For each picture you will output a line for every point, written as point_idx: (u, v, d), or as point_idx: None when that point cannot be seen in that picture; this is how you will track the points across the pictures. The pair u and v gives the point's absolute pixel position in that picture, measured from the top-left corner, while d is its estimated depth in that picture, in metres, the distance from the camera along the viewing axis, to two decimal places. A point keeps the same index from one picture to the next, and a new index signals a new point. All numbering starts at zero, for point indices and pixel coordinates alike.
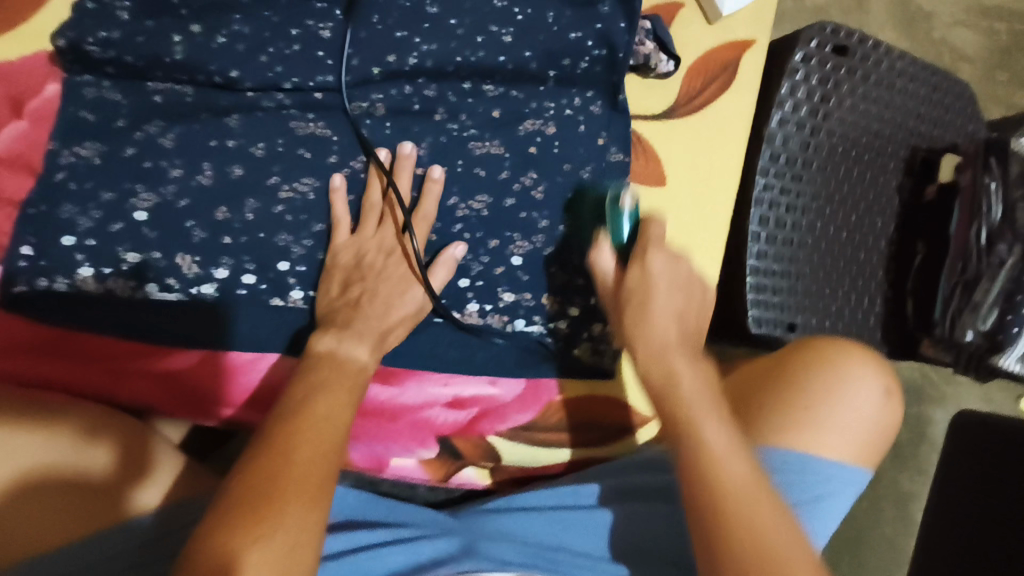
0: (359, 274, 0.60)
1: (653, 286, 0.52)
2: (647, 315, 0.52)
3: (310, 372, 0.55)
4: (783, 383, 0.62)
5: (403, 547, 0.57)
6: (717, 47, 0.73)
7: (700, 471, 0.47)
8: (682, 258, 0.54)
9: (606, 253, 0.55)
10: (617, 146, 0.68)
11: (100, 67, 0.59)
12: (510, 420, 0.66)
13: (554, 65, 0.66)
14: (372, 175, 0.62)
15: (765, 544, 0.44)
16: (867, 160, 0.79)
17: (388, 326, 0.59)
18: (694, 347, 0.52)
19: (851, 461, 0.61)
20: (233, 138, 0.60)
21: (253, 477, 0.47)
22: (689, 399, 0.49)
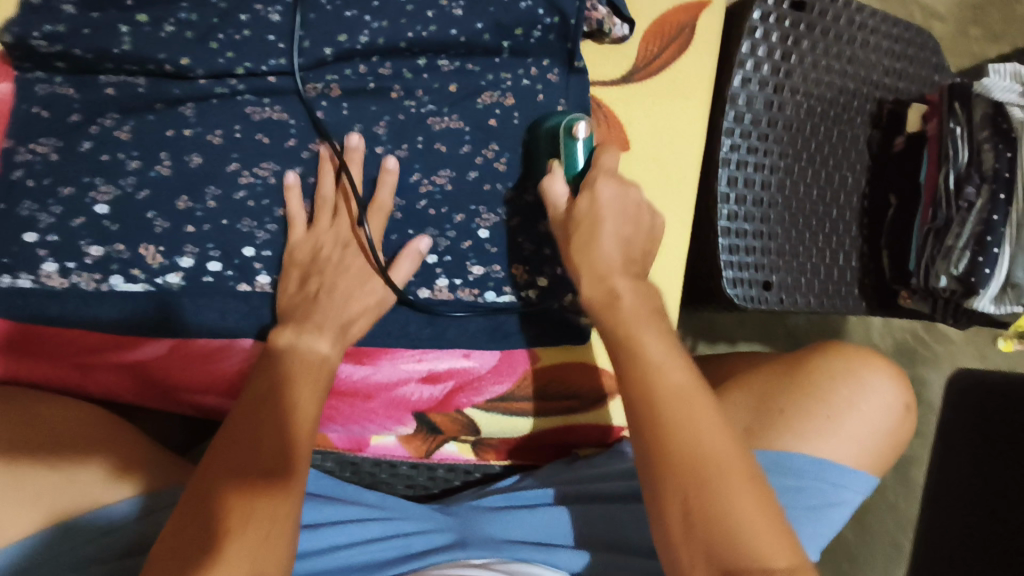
0: (314, 269, 0.59)
1: (601, 212, 0.54)
2: (644, 354, 0.50)
3: (271, 363, 0.55)
4: (808, 393, 0.65)
5: (390, 543, 0.60)
6: (674, 8, 0.73)
7: (642, 381, 0.49)
8: (631, 185, 0.57)
9: (559, 182, 0.57)
10: (577, 113, 0.67)
11: (51, 63, 0.59)
12: (487, 392, 0.66)
13: (507, 36, 0.66)
14: (325, 162, 0.61)
15: (698, 451, 0.46)
16: (833, 116, 0.79)
17: (347, 321, 0.58)
18: (637, 272, 0.55)
19: (864, 472, 0.64)
20: (189, 127, 0.60)
21: (227, 470, 0.48)
22: (629, 319, 0.51)
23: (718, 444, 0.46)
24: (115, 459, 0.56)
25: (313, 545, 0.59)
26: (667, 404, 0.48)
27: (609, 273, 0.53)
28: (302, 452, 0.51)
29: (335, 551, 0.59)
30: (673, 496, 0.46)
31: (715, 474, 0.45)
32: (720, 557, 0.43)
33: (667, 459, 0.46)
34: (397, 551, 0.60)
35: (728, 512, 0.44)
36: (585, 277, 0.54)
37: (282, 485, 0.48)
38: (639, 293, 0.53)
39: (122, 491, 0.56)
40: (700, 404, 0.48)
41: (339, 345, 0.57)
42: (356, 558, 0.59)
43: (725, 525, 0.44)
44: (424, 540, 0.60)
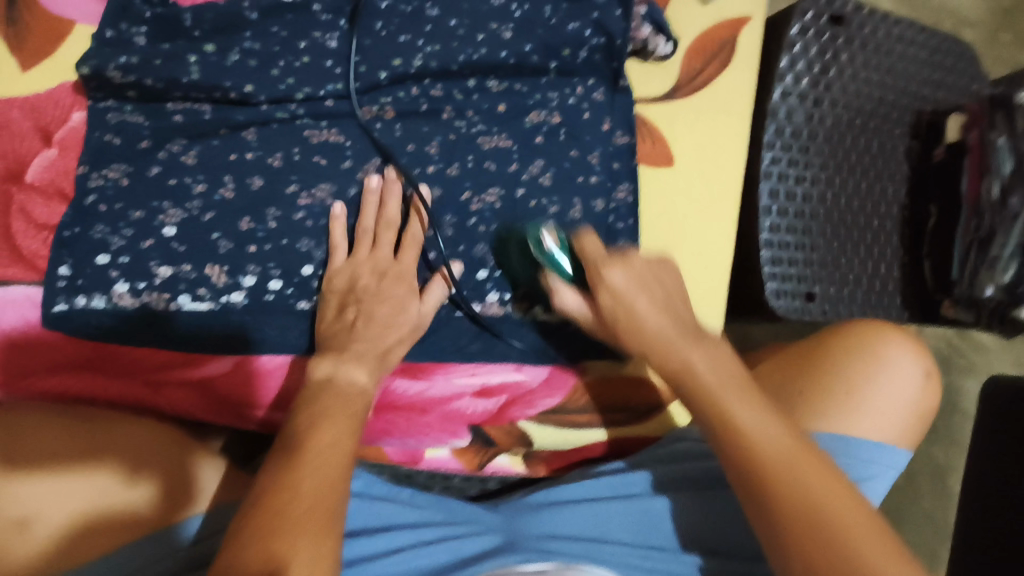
0: (352, 297, 0.60)
1: (627, 300, 0.55)
2: (744, 421, 0.50)
3: (310, 401, 0.55)
4: (826, 370, 0.66)
5: (446, 545, 0.61)
6: (716, 25, 0.74)
7: (684, 374, 0.54)
8: (627, 256, 0.57)
9: (567, 293, 0.58)
10: (622, 129, 0.69)
11: (122, 92, 0.62)
12: (538, 405, 0.67)
13: (554, 57, 0.67)
14: (368, 195, 0.63)
15: (743, 422, 0.50)
16: (872, 128, 0.79)
17: (385, 350, 0.60)
18: (694, 331, 0.56)
19: (893, 444, 0.65)
20: (251, 151, 0.63)
21: (261, 517, 0.47)
22: (647, 316, 0.55)
23: (744, 402, 0.52)
24: (137, 458, 0.57)
25: (374, 547, 0.60)
26: (778, 471, 0.48)
27: (676, 364, 0.54)
28: (339, 490, 0.50)
29: (395, 553, 0.60)
30: (769, 510, 0.47)
31: (828, 521, 0.45)
32: (783, 513, 0.47)
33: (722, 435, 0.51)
34: (454, 554, 0.61)
35: (848, 546, 0.44)
36: (657, 363, 0.55)
37: (316, 530, 0.47)
38: (710, 362, 0.54)
39: (136, 490, 0.56)
40: (813, 465, 0.48)
41: (375, 373, 0.58)
42: (416, 562, 0.60)
43: (847, 559, 0.44)
44: (477, 543, 0.62)
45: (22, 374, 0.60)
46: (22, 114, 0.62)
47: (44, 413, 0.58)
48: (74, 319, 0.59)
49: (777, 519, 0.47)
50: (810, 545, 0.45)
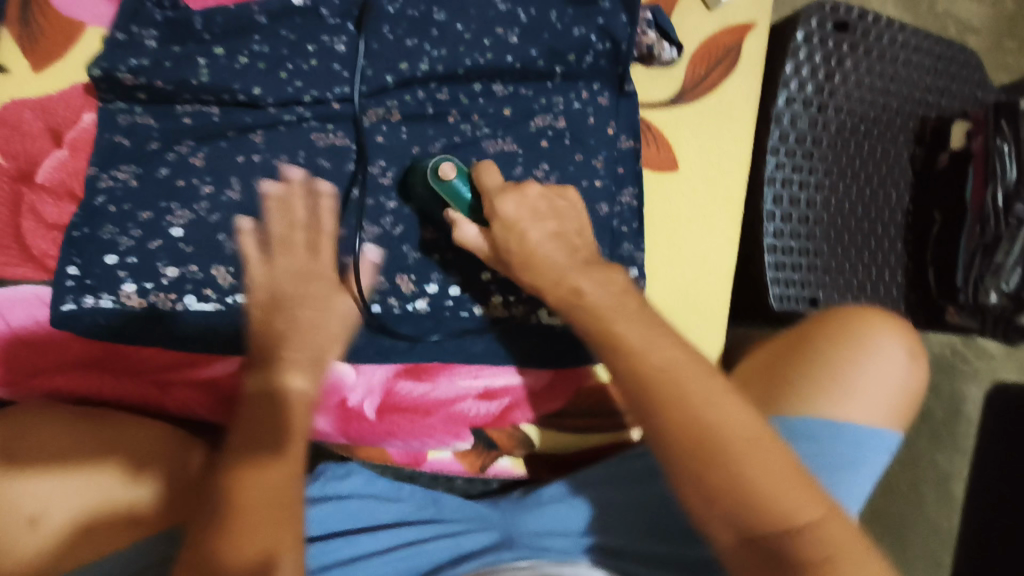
0: (274, 306, 0.57)
1: (519, 232, 0.54)
2: (634, 340, 0.48)
3: (247, 412, 0.53)
4: (809, 357, 0.65)
5: (444, 542, 0.63)
6: (721, 31, 0.74)
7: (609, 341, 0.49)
8: (523, 188, 0.56)
9: (467, 227, 0.56)
10: (627, 134, 0.70)
11: (133, 94, 0.62)
12: (541, 408, 0.67)
13: (560, 61, 0.68)
14: (270, 200, 0.61)
15: (672, 393, 0.46)
16: (876, 134, 0.80)
17: (320, 353, 0.57)
18: (587, 262, 0.54)
19: (883, 428, 0.64)
20: (258, 153, 0.63)
21: (208, 538, 0.46)
22: (551, 265, 0.53)
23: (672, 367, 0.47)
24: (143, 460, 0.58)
25: (376, 545, 0.63)
26: (674, 391, 0.46)
27: (568, 290, 0.52)
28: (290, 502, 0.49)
29: (396, 550, 0.63)
30: (695, 486, 0.45)
31: (725, 442, 0.44)
32: (714, 490, 0.44)
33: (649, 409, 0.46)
34: (452, 550, 0.63)
35: (742, 466, 0.44)
36: (546, 292, 0.53)
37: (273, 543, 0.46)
38: (600, 283, 0.52)
39: (135, 487, 0.56)
40: (711, 385, 0.46)
41: (316, 379, 0.56)
42: (416, 559, 0.62)
43: (737, 481, 0.43)
44: (474, 540, 0.64)
45: (29, 374, 0.60)
46: (33, 115, 0.62)
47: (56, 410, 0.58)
48: (82, 319, 0.59)
49: (707, 496, 0.44)
50: (702, 467, 0.44)
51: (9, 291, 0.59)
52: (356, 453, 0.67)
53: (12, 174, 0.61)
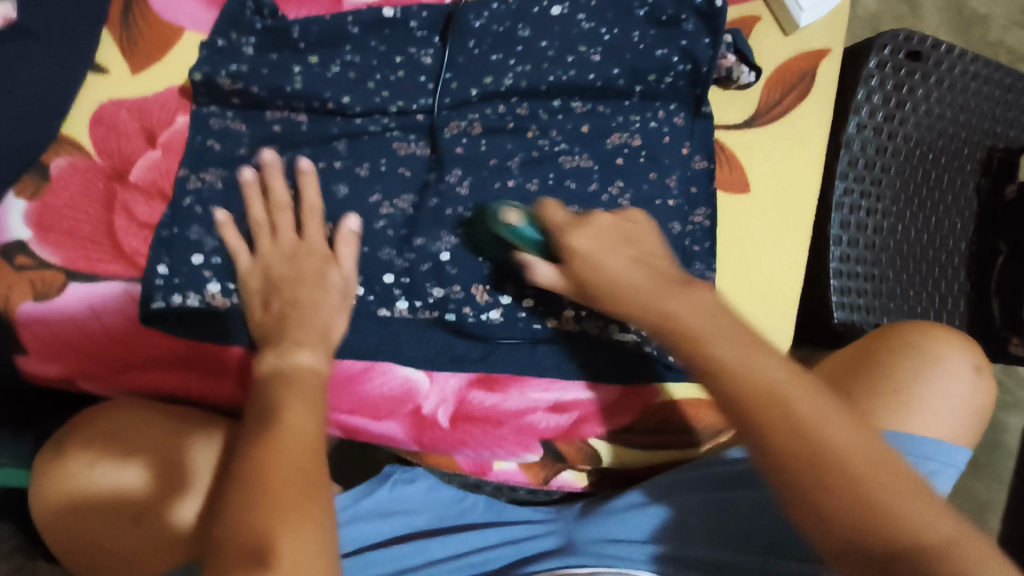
0: (273, 290, 0.60)
1: (593, 262, 0.54)
2: (731, 359, 0.47)
3: (264, 393, 0.56)
4: (866, 369, 0.61)
5: (507, 547, 0.65)
6: (795, 56, 0.75)
7: (685, 334, 0.50)
8: (590, 219, 0.57)
9: (540, 266, 0.56)
10: (701, 155, 0.71)
11: (228, 99, 0.64)
12: (609, 424, 0.68)
13: (640, 81, 0.69)
14: (248, 188, 0.61)
15: (763, 389, 0.45)
16: (943, 163, 0.80)
17: (323, 325, 0.59)
18: (674, 280, 0.54)
19: (949, 441, 0.59)
20: (340, 160, 0.64)
21: (232, 511, 0.47)
22: (620, 279, 0.54)
23: (758, 364, 0.47)
24: (127, 443, 0.58)
25: (443, 551, 0.64)
26: (790, 422, 0.44)
27: (654, 318, 0.52)
28: (312, 469, 0.50)
29: (460, 556, 0.64)
30: (797, 492, 0.42)
31: (846, 463, 0.42)
32: (821, 500, 0.41)
33: (743, 406, 0.45)
34: (515, 554, 0.65)
35: (866, 488, 0.41)
36: (638, 320, 0.53)
37: (298, 507, 0.47)
38: (688, 305, 0.51)
39: (134, 474, 0.58)
40: (828, 407, 0.44)
41: (320, 352, 0.58)
42: (480, 563, 0.64)
43: (863, 504, 0.41)
44: (533, 545, 0.65)
45: (121, 369, 0.62)
46: (129, 115, 0.64)
47: (122, 401, 0.61)
48: (171, 317, 0.61)
49: (814, 506, 0.42)
50: (818, 480, 0.42)
51: (102, 287, 0.61)
52: (425, 460, 0.69)
53: (106, 172, 0.63)
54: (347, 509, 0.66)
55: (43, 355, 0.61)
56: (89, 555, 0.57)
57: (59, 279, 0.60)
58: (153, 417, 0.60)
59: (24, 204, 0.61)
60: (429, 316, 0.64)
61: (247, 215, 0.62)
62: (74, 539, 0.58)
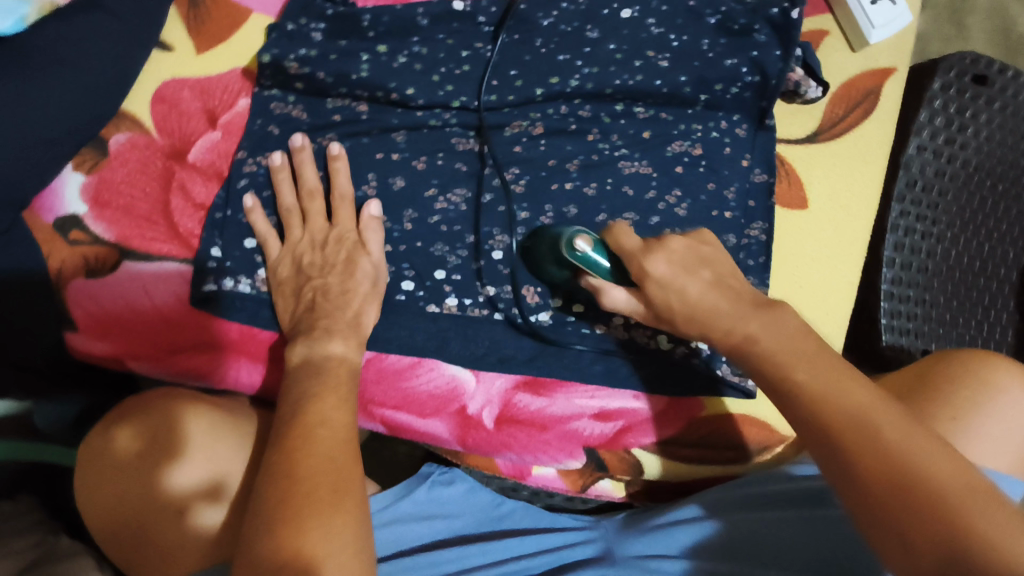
0: (303, 279, 0.58)
1: (678, 287, 0.51)
2: (810, 382, 0.46)
3: (293, 384, 0.54)
4: (924, 394, 0.61)
5: (548, 554, 0.64)
6: (864, 72, 0.74)
7: (772, 353, 0.48)
8: (666, 241, 0.53)
9: (615, 293, 0.53)
10: (761, 167, 0.70)
11: (291, 83, 0.65)
12: (655, 434, 0.66)
13: (706, 90, 0.68)
14: (278, 173, 0.61)
15: (864, 420, 0.43)
16: (1001, 191, 0.76)
17: (354, 315, 0.57)
18: (754, 301, 0.51)
19: (1007, 473, 0.59)
20: (397, 152, 0.64)
21: (264, 509, 0.45)
22: (700, 300, 0.51)
23: (860, 388, 0.45)
24: (129, 412, 0.59)
25: (483, 556, 0.64)
26: (866, 441, 0.42)
27: (733, 341, 0.50)
28: (342, 462, 0.48)
29: (501, 562, 0.63)
30: (892, 522, 0.40)
31: (938, 492, 0.40)
32: (913, 532, 0.39)
33: (824, 438, 0.44)
34: (555, 561, 0.64)
35: (960, 517, 0.39)
36: (715, 341, 0.51)
37: (331, 502, 0.45)
38: (768, 329, 0.49)
39: (129, 442, 0.58)
40: (919, 434, 0.42)
41: (352, 341, 0.56)
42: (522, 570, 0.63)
43: (951, 525, 0.39)
44: (575, 553, 0.64)
45: (170, 352, 0.61)
46: (192, 94, 0.64)
47: (166, 389, 0.61)
48: (222, 301, 0.60)
49: (904, 535, 0.40)
50: (903, 504, 0.40)
51: (155, 266, 0.60)
52: (465, 460, 0.69)
53: (166, 150, 0.62)
54: (384, 511, 0.66)
55: (92, 333, 0.60)
56: (93, 520, 0.58)
57: (112, 257, 0.59)
58: (168, 403, 0.59)
59: (82, 178, 0.60)
60: (476, 314, 0.63)
61: (278, 200, 0.61)
62: (81, 505, 0.58)
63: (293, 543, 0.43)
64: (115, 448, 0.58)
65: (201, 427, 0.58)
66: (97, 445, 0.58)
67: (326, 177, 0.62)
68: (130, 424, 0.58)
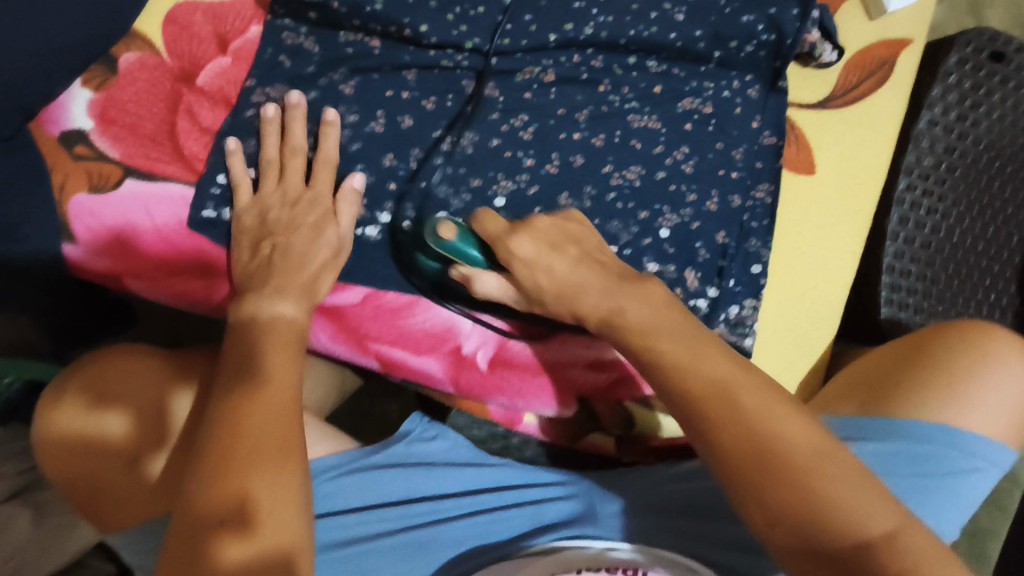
0: (265, 232, 0.57)
1: (541, 265, 0.50)
2: (673, 358, 0.45)
3: (247, 336, 0.52)
4: (920, 363, 0.62)
5: (527, 511, 0.64)
6: (879, 42, 0.75)
7: (573, 303, 0.50)
8: (531, 222, 0.52)
9: (485, 279, 0.52)
10: (771, 130, 0.70)
11: (304, 14, 0.65)
12: (645, 389, 0.66)
13: (720, 47, 0.68)
14: (266, 125, 0.60)
15: (696, 395, 0.43)
16: (1010, 172, 0.74)
17: (311, 278, 0.56)
18: (620, 277, 0.51)
19: (998, 440, 0.59)
20: (407, 90, 0.65)
21: (205, 464, 0.44)
22: (568, 281, 0.50)
23: (662, 344, 0.46)
24: (109, 391, 0.58)
25: (461, 510, 0.64)
26: (722, 408, 0.42)
27: (604, 314, 0.49)
28: (292, 417, 0.48)
29: (478, 515, 0.64)
30: (747, 498, 0.41)
31: (795, 463, 0.40)
32: (772, 506, 0.40)
33: (713, 423, 0.42)
34: (533, 520, 0.64)
35: (818, 486, 0.40)
36: (615, 329, 0.49)
37: (275, 459, 0.45)
38: (637, 302, 0.49)
39: (113, 422, 0.57)
40: (732, 398, 0.43)
41: (304, 304, 0.55)
42: (499, 527, 0.64)
43: (807, 498, 0.39)
44: (555, 511, 0.65)
45: (169, 273, 0.61)
46: (203, 18, 0.64)
47: (147, 356, 0.62)
48: (220, 227, 0.60)
49: (767, 511, 0.40)
50: (765, 484, 0.40)
51: (159, 188, 0.60)
52: (456, 403, 0.68)
53: (174, 72, 0.62)
54: (335, 467, 0.63)
55: (90, 248, 0.60)
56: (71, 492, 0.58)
57: (115, 174, 0.59)
58: (155, 386, 0.60)
59: (89, 95, 0.60)
60: None
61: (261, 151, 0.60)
62: (57, 478, 0.58)
63: (234, 518, 0.42)
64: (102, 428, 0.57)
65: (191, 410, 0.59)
66: (76, 423, 0.57)
67: (313, 138, 0.62)
68: (115, 403, 0.58)
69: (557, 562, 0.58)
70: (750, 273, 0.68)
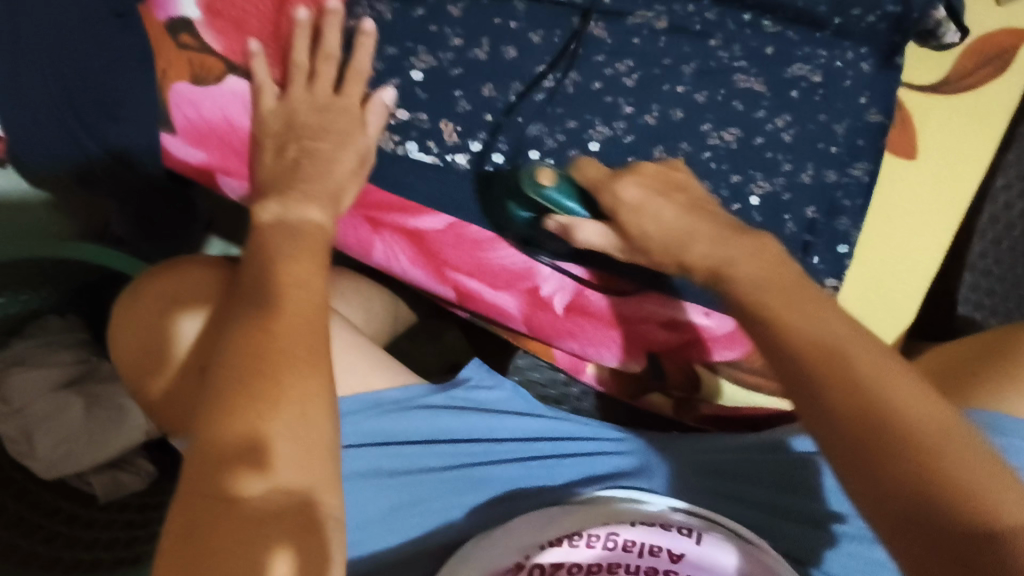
0: (292, 135, 0.56)
1: (644, 207, 0.49)
2: (790, 317, 0.42)
3: (267, 242, 0.49)
4: (1004, 355, 0.60)
5: (577, 460, 0.63)
6: (1002, 30, 0.71)
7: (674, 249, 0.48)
8: (637, 171, 0.52)
9: (586, 230, 0.51)
10: (878, 108, 0.67)
11: None
12: (715, 355, 0.65)
13: (841, 13, 0.66)
14: (298, 29, 0.57)
15: (810, 357, 0.40)
16: None
17: (335, 188, 0.54)
18: (734, 230, 0.48)
19: None
20: (515, 20, 0.63)
21: (233, 377, 0.42)
22: (679, 231, 0.48)
23: (779, 306, 0.43)
24: (124, 314, 0.58)
25: (506, 454, 0.63)
26: (836, 370, 0.39)
27: (713, 263, 0.46)
28: (318, 325, 0.46)
29: (524, 461, 0.63)
30: (855, 473, 0.38)
31: (920, 442, 0.37)
32: (887, 487, 0.37)
33: (826, 388, 0.39)
34: (585, 470, 0.63)
35: (949, 469, 0.37)
36: (691, 268, 0.47)
37: (306, 361, 0.43)
38: (743, 253, 0.46)
39: (129, 343, 0.57)
40: (847, 362, 0.40)
41: (328, 209, 0.53)
42: (545, 473, 0.62)
43: (922, 472, 0.37)
44: (606, 464, 0.64)
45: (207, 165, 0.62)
46: None
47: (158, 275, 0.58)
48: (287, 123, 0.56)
49: (887, 492, 0.37)
50: (881, 459, 0.37)
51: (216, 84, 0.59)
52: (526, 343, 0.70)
53: None
54: (397, 398, 0.60)
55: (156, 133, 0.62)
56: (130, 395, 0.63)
57: (217, 68, 0.59)
58: (159, 311, 0.56)
59: None
60: None
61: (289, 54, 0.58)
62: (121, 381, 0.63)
63: (256, 447, 0.40)
64: (114, 352, 0.59)
65: (187, 339, 0.55)
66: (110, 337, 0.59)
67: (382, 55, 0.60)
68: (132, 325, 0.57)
69: (606, 515, 0.54)
70: (835, 252, 0.67)
